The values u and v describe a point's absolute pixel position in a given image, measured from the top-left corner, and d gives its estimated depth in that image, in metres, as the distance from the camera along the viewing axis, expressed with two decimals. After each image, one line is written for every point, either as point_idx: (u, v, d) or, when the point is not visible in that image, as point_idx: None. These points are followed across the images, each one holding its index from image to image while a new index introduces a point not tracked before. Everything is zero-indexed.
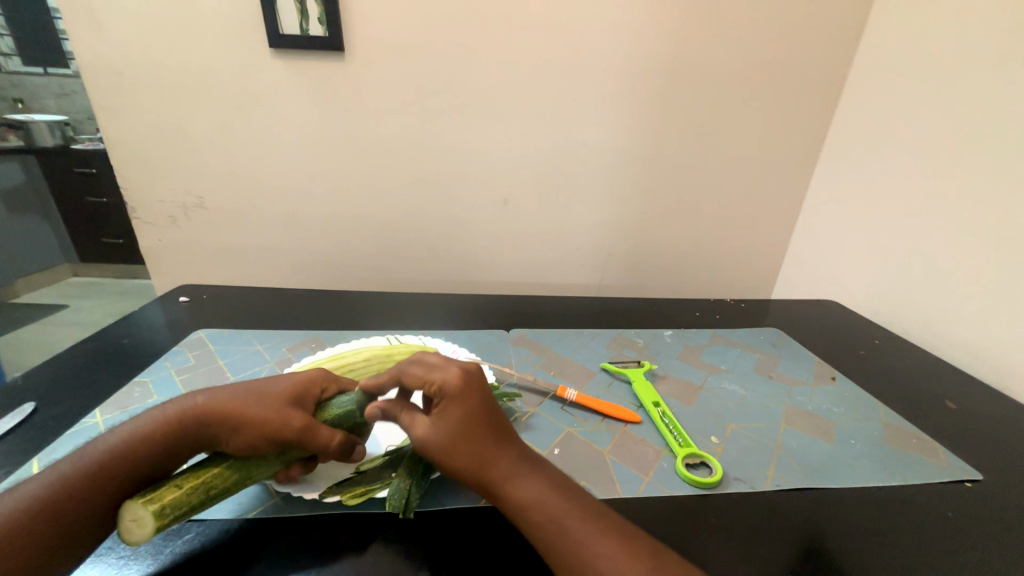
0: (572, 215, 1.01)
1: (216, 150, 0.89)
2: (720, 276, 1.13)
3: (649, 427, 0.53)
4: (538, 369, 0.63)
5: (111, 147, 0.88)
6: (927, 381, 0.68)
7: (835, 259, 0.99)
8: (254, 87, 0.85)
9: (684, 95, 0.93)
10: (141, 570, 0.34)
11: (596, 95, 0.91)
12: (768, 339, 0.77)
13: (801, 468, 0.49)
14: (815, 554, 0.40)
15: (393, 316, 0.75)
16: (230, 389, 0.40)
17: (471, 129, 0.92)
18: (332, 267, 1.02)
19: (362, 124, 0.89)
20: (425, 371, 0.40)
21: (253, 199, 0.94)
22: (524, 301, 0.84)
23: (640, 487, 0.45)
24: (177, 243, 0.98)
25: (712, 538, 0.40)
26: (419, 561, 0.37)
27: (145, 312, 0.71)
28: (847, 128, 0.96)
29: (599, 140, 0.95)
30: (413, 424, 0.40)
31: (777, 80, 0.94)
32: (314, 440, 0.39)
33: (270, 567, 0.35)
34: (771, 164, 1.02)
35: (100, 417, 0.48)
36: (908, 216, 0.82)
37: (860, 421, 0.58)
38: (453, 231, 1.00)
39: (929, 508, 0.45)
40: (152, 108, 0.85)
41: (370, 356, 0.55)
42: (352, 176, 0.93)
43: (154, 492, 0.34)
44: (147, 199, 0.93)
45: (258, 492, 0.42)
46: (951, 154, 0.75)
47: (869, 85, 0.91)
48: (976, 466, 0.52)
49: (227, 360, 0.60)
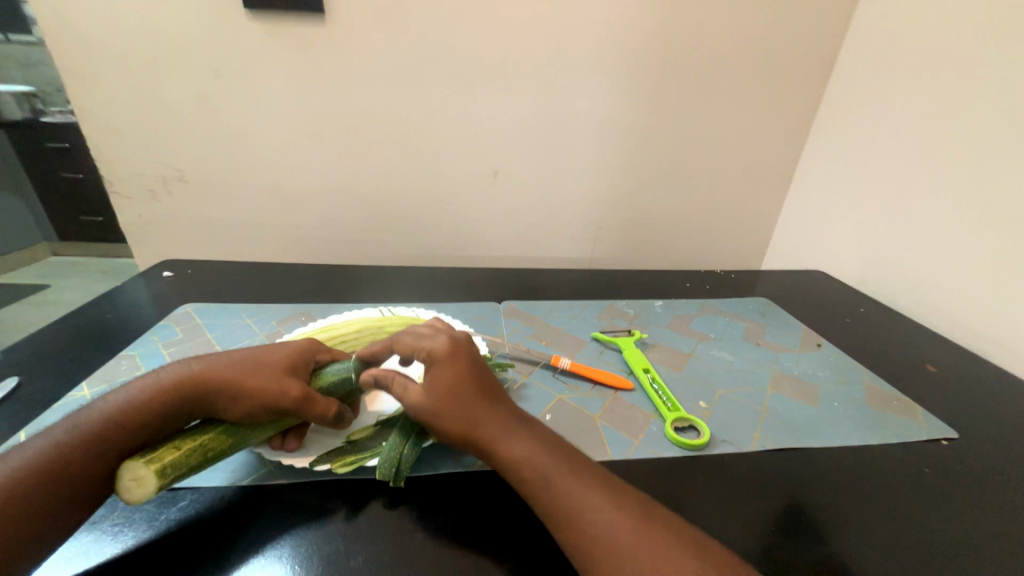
0: (565, 186, 1.00)
1: (193, 118, 0.86)
2: (712, 247, 1.13)
3: (639, 393, 0.54)
4: (529, 339, 0.63)
5: (83, 117, 0.84)
6: (909, 347, 0.70)
7: (824, 230, 0.99)
8: (229, 51, 0.80)
9: (677, 60, 0.90)
10: (137, 536, 0.35)
11: (589, 60, 0.88)
12: (757, 308, 0.77)
13: (785, 430, 0.50)
14: (799, 509, 0.41)
15: (384, 289, 0.74)
16: (223, 358, 0.40)
17: (460, 97, 0.89)
18: (320, 242, 1.00)
19: (345, 92, 0.86)
20: (415, 339, 0.43)
21: (235, 171, 0.91)
22: (518, 274, 0.83)
23: (629, 449, 0.46)
24: (159, 217, 0.94)
25: (691, 492, 0.42)
26: (413, 522, 0.37)
27: (130, 286, 0.69)
28: (839, 96, 0.95)
29: (592, 108, 0.93)
30: (406, 393, 0.41)
31: (774, 44, 0.92)
32: (310, 409, 0.39)
33: (263, 534, 0.35)
34: (766, 134, 1.01)
35: (87, 389, 0.48)
36: (899, 184, 0.81)
37: (843, 385, 0.59)
38: (442, 204, 0.99)
39: (908, 465, 0.47)
40: (123, 74, 0.81)
41: (361, 328, 0.54)
42: (339, 148, 0.91)
43: (153, 453, 0.34)
44: (125, 171, 0.89)
45: (250, 460, 0.42)
46: (943, 120, 0.74)
47: (865, 51, 0.89)
48: (953, 426, 0.54)
49: (215, 333, 0.59)
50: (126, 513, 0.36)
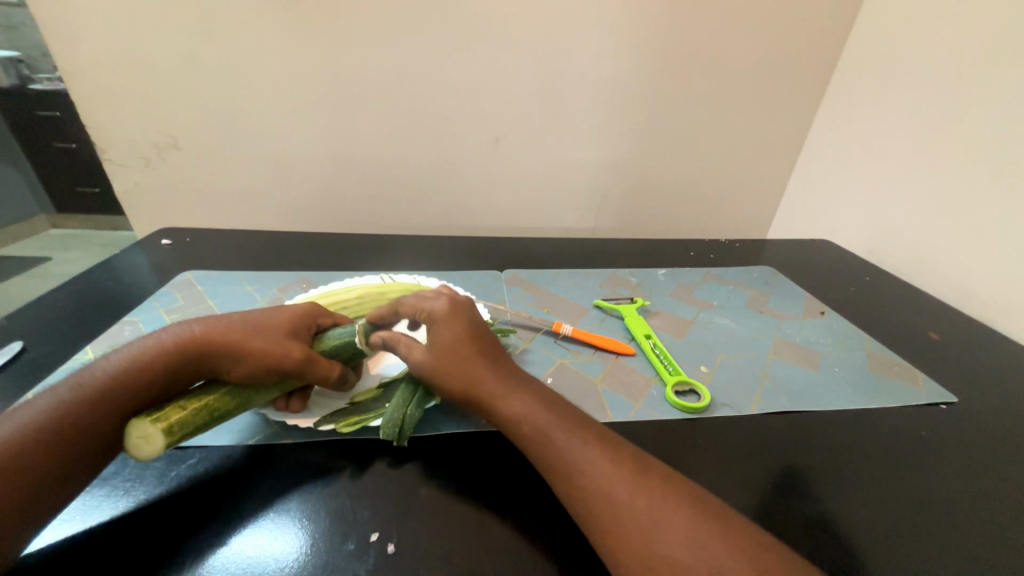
0: (568, 153, 0.97)
1: (183, 82, 0.83)
2: (717, 217, 1.12)
3: (641, 358, 0.54)
4: (531, 307, 0.63)
5: (69, 80, 0.81)
6: (913, 315, 0.70)
7: (832, 198, 0.97)
8: (217, 9, 0.77)
9: (687, 18, 0.86)
10: (149, 491, 0.36)
11: (594, 18, 0.84)
12: (761, 277, 0.77)
13: (785, 394, 0.51)
14: (796, 469, 0.42)
15: (384, 258, 0.73)
16: (224, 320, 0.40)
17: (459, 58, 0.85)
18: (318, 210, 0.99)
19: (340, 53, 0.82)
20: (418, 301, 0.43)
21: (229, 137, 0.89)
22: (519, 243, 0.82)
23: (629, 411, 0.46)
24: (154, 185, 0.93)
25: (690, 452, 0.43)
26: (417, 479, 0.38)
27: (129, 254, 0.69)
28: (854, 58, 0.91)
29: (596, 70, 0.89)
30: (410, 353, 0.41)
31: (790, 0, 0.87)
32: (314, 370, 0.39)
33: (272, 490, 0.36)
34: (777, 98, 0.97)
35: (91, 353, 0.48)
36: (912, 150, 0.79)
37: (844, 351, 0.59)
38: (442, 171, 0.97)
39: (905, 428, 0.48)
40: (108, 34, 0.78)
41: (363, 294, 0.54)
42: (336, 113, 0.88)
43: (160, 412, 0.34)
44: (116, 138, 0.87)
45: (256, 421, 0.42)
46: (963, 81, 0.71)
47: (885, 8, 0.85)
48: (952, 391, 0.54)
49: (217, 300, 0.59)
50: (137, 470, 0.37)
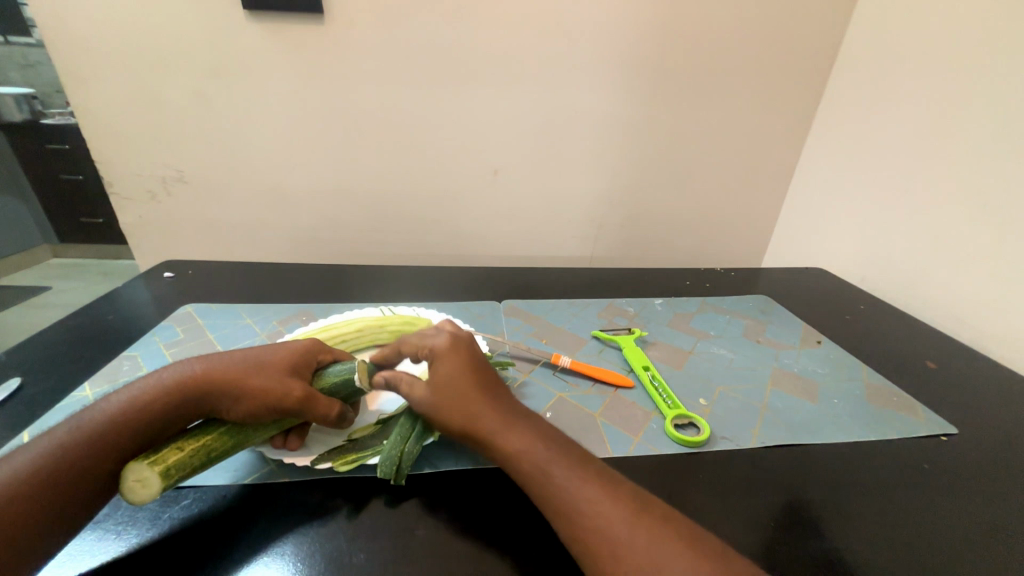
0: (566, 184, 1.00)
1: (193, 118, 0.86)
2: (713, 245, 1.13)
3: (639, 391, 0.54)
4: (529, 338, 0.63)
5: (83, 118, 0.84)
6: (909, 343, 0.70)
7: (824, 226, 0.99)
8: (229, 51, 0.81)
9: (678, 58, 0.90)
10: (141, 535, 0.35)
11: (589, 58, 0.88)
12: (757, 305, 0.78)
13: (786, 426, 0.50)
14: (799, 506, 0.41)
15: (384, 289, 0.74)
16: (226, 358, 0.40)
17: (460, 96, 0.89)
18: (319, 240, 1.00)
19: (346, 91, 0.86)
20: (419, 339, 0.44)
21: (235, 171, 0.91)
22: (517, 273, 0.84)
23: (629, 446, 0.46)
24: (159, 218, 0.95)
25: (691, 488, 0.42)
26: (415, 519, 0.38)
27: (130, 287, 0.69)
28: (840, 92, 0.95)
29: (591, 105, 0.93)
30: (411, 390, 0.41)
31: (775, 41, 0.92)
32: (313, 408, 0.39)
33: (263, 533, 0.36)
34: (766, 131, 1.01)
35: (89, 390, 0.48)
36: (900, 180, 0.81)
37: (843, 381, 0.59)
38: (442, 203, 0.99)
39: (907, 461, 0.47)
40: (123, 76, 0.81)
41: (363, 327, 0.54)
42: (340, 147, 0.91)
43: (157, 453, 0.34)
44: (124, 173, 0.89)
45: (253, 460, 0.42)
46: (945, 116, 0.74)
47: (866, 47, 0.89)
48: (952, 421, 0.54)
49: (217, 334, 0.59)
50: (129, 512, 0.37)
